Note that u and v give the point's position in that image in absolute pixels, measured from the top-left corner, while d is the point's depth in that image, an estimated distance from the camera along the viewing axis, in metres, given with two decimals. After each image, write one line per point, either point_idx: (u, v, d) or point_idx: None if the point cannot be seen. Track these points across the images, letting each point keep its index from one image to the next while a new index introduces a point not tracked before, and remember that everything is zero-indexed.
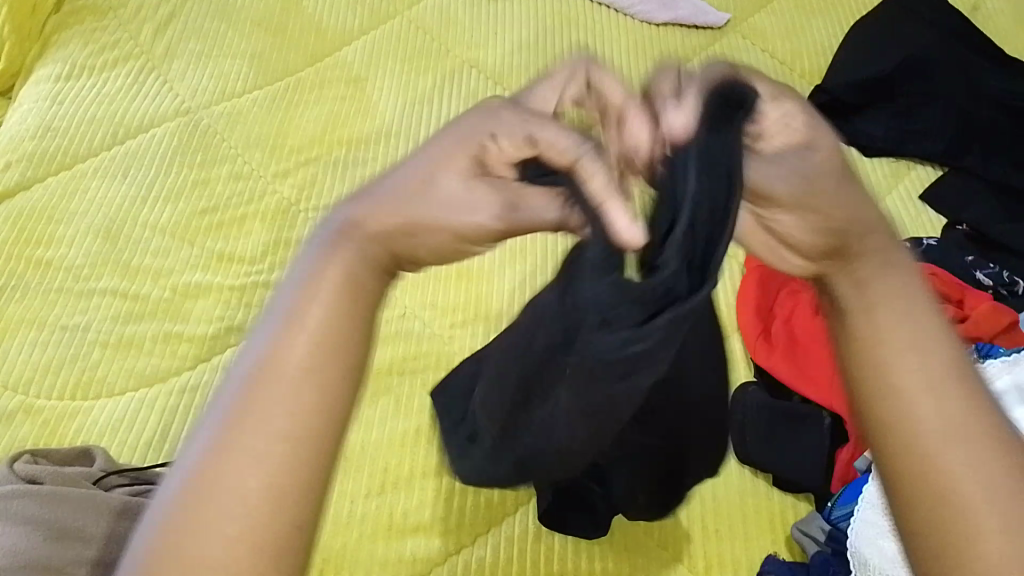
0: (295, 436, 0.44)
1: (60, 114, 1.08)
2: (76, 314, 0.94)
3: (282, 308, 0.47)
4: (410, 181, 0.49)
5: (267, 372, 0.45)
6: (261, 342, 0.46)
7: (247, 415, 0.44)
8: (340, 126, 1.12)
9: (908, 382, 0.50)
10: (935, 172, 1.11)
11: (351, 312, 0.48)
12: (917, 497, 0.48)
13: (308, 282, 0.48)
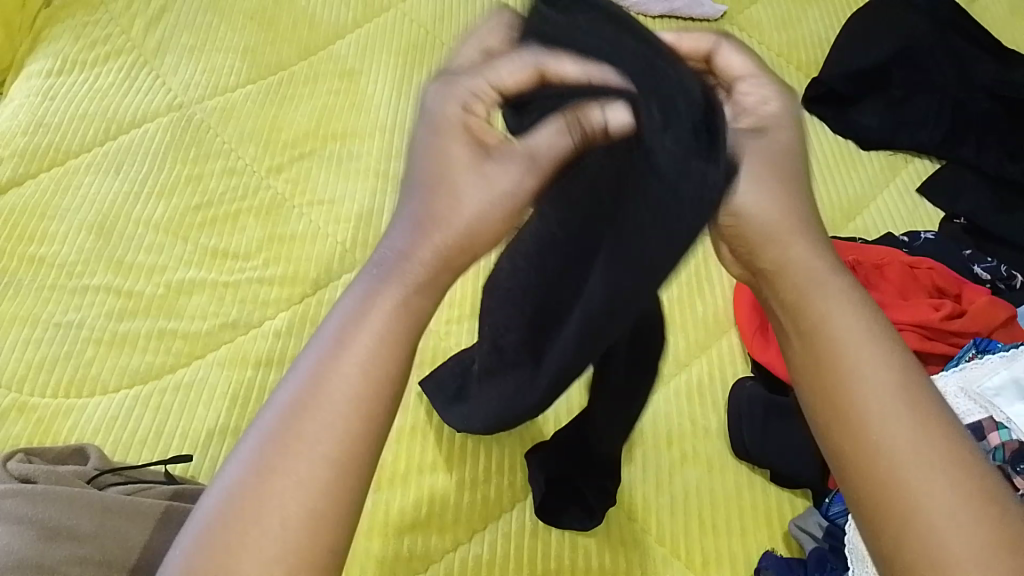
0: (339, 470, 0.42)
1: (52, 109, 1.07)
2: (69, 311, 0.93)
3: (336, 323, 0.45)
4: (437, 171, 0.48)
5: (315, 397, 0.43)
6: (311, 360, 0.44)
7: (293, 442, 0.42)
8: (334, 120, 1.12)
9: (871, 403, 0.46)
10: (931, 164, 1.10)
11: (405, 336, 0.45)
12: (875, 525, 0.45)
13: (369, 292, 0.46)
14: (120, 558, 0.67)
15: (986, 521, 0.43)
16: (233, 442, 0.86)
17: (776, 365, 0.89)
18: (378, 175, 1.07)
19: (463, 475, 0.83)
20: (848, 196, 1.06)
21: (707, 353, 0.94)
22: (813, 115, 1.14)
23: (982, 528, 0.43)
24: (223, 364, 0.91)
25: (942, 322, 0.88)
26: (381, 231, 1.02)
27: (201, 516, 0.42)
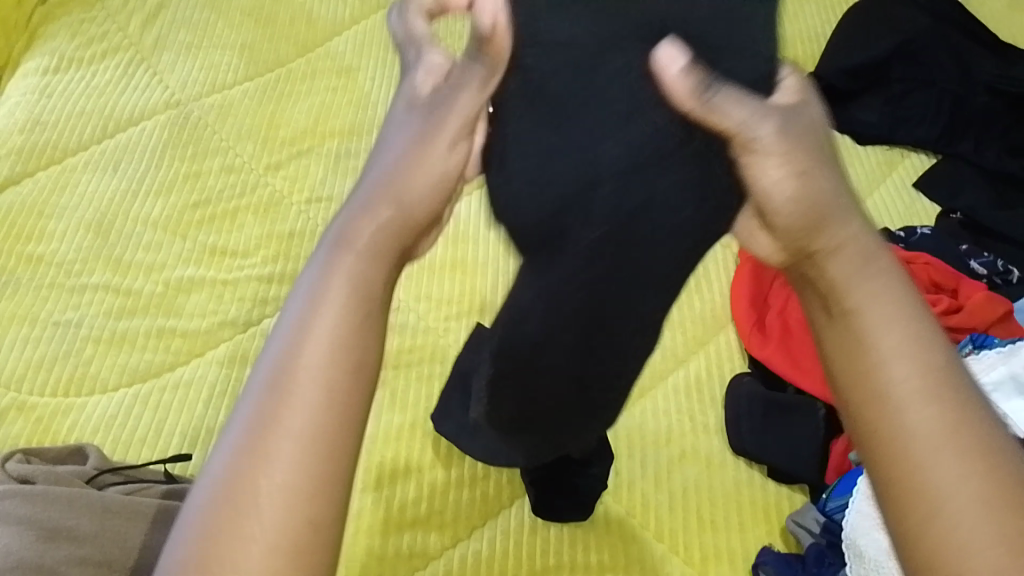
0: (319, 447, 0.42)
1: (49, 106, 1.07)
2: (68, 309, 0.93)
3: (303, 303, 0.45)
4: (392, 160, 0.51)
5: (289, 374, 0.43)
6: (280, 341, 0.44)
7: (270, 423, 0.42)
8: (332, 117, 1.12)
9: (898, 392, 0.46)
10: (928, 159, 1.10)
11: (371, 314, 0.46)
12: (900, 510, 0.45)
13: (329, 270, 0.46)
14: (121, 557, 0.67)
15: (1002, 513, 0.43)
16: None
17: (773, 360, 0.90)
18: None
19: (462, 472, 0.83)
20: None
21: (706, 349, 0.93)
22: None
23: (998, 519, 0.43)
24: (222, 362, 0.91)
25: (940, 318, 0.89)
26: None
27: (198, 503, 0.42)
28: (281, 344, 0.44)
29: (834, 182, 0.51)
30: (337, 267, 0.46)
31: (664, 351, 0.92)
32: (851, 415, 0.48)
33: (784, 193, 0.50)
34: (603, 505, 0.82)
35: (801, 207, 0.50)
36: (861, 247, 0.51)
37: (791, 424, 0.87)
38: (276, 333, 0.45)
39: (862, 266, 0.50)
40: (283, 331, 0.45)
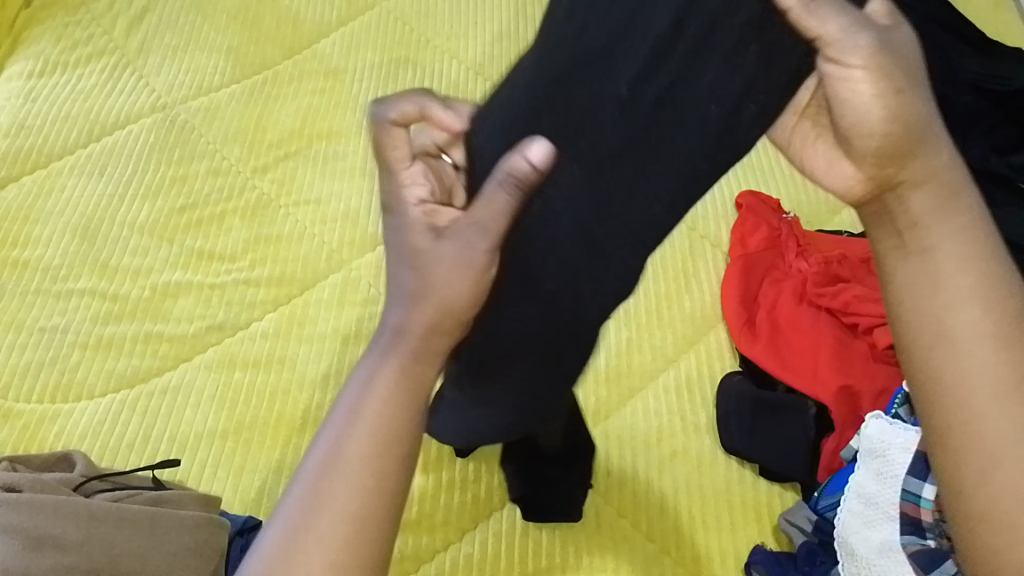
0: (355, 529, 0.48)
1: (34, 111, 1.06)
2: (54, 315, 0.92)
3: (352, 398, 0.50)
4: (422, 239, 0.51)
5: (335, 465, 0.49)
6: (331, 433, 0.50)
7: (317, 506, 0.48)
8: (320, 119, 1.11)
9: (955, 336, 0.52)
10: None
11: (410, 407, 0.50)
12: (956, 455, 0.53)
13: (369, 381, 0.50)
14: (109, 565, 0.67)
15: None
16: (221, 445, 0.86)
17: (762, 359, 0.90)
18: (365, 175, 1.06)
19: (453, 474, 0.83)
20: None
21: (697, 348, 0.93)
22: None
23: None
24: (210, 367, 0.90)
25: None
26: (368, 231, 1.01)
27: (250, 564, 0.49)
28: (324, 447, 0.49)
29: (926, 100, 0.51)
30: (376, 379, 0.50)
31: (655, 351, 0.92)
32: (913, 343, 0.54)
33: (880, 115, 0.50)
34: (595, 506, 0.82)
35: (896, 129, 0.50)
36: (947, 178, 0.53)
37: (782, 422, 0.87)
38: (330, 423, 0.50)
39: (942, 204, 0.53)
40: (329, 432, 0.50)
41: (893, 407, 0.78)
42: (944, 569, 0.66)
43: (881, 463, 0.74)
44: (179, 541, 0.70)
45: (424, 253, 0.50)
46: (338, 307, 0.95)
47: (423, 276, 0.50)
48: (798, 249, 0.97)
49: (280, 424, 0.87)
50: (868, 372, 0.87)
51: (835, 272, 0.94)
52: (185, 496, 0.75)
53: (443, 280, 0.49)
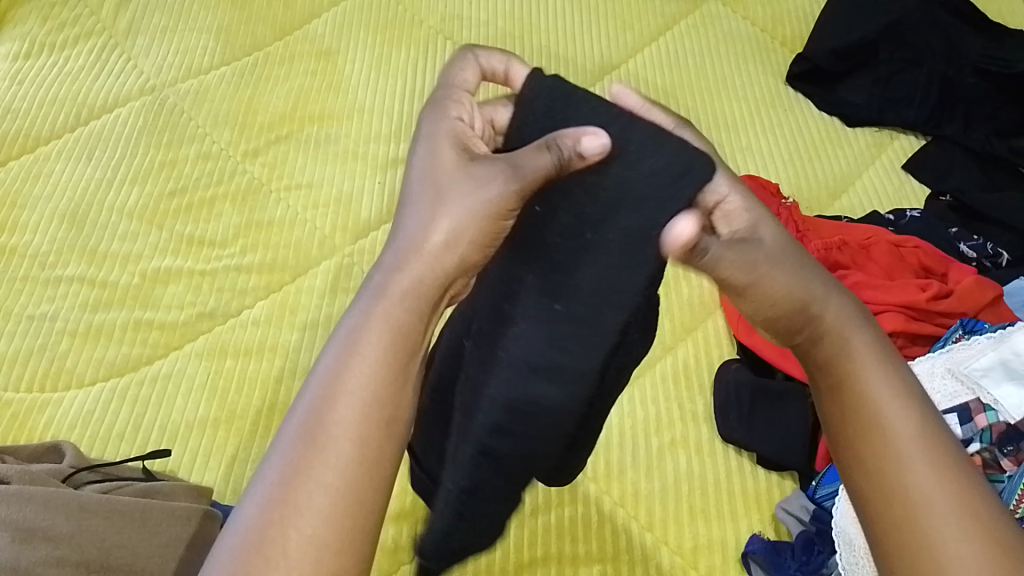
0: (364, 457, 0.47)
1: (20, 94, 1.05)
2: (42, 302, 0.91)
3: (344, 323, 0.49)
4: (425, 168, 0.53)
5: (332, 390, 0.47)
6: (323, 364, 0.48)
7: (317, 443, 0.46)
8: (311, 101, 1.09)
9: (887, 416, 0.54)
10: (917, 140, 1.09)
11: (407, 332, 0.49)
12: (874, 483, 0.53)
13: (357, 333, 0.48)
14: (100, 558, 0.65)
15: (988, 544, 0.50)
16: (213, 435, 0.84)
17: (762, 348, 0.88)
18: (358, 159, 1.04)
19: None
20: (833, 175, 1.04)
21: (694, 336, 0.92)
22: (798, 90, 1.12)
23: (981, 548, 0.49)
24: (201, 355, 0.89)
25: (929, 303, 0.82)
26: (360, 217, 1.00)
27: (229, 542, 0.45)
28: (312, 399, 0.47)
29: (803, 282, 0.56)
30: (363, 336, 0.48)
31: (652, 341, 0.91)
32: (836, 417, 0.56)
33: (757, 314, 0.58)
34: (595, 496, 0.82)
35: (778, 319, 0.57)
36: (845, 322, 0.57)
37: (782, 414, 0.86)
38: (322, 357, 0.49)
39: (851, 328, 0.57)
40: (318, 377, 0.48)
41: None
42: None
43: None
44: (170, 532, 0.69)
45: (443, 153, 0.54)
46: (332, 294, 0.93)
47: (429, 173, 0.53)
48: (797, 235, 0.89)
49: (271, 413, 0.86)
50: None
51: (835, 260, 0.87)
52: (176, 487, 0.73)
53: (458, 175, 0.52)
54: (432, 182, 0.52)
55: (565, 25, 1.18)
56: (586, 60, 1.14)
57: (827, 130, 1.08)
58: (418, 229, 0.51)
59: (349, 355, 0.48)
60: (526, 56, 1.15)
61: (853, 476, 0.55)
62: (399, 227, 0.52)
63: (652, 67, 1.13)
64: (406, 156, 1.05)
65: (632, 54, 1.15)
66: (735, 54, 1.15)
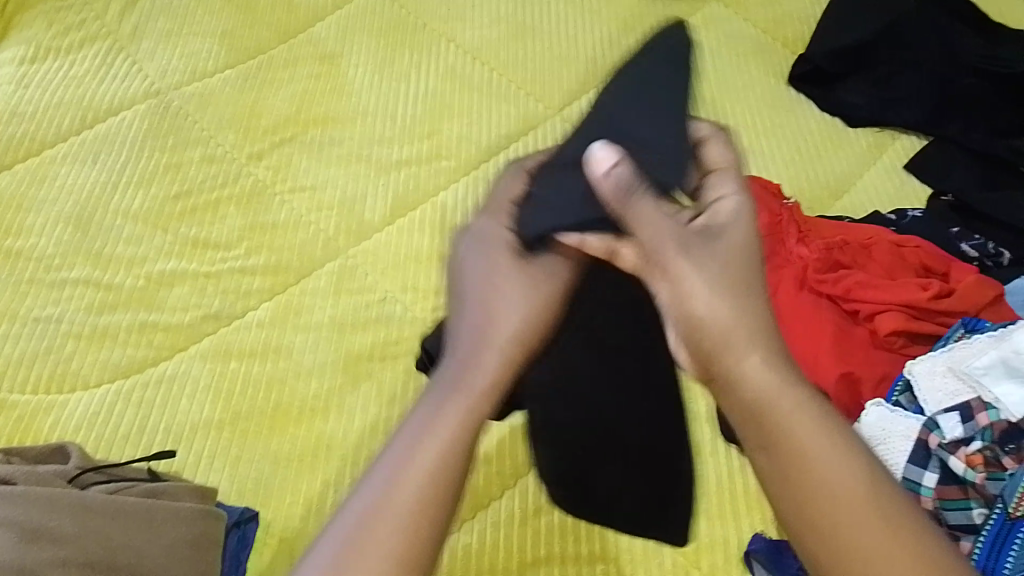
0: (437, 506, 0.49)
1: (26, 98, 1.05)
2: (48, 305, 0.92)
3: (427, 393, 0.54)
4: (482, 267, 0.58)
5: (413, 447, 0.50)
6: (409, 429, 0.52)
7: (393, 490, 0.49)
8: (314, 104, 1.10)
9: (829, 470, 0.49)
10: (918, 140, 1.09)
11: (481, 406, 0.53)
12: (823, 551, 0.48)
13: (434, 413, 0.52)
14: (105, 557, 0.65)
15: None
16: (217, 437, 0.84)
17: None
18: (361, 161, 1.05)
19: None
20: (835, 175, 1.04)
21: None
22: (799, 91, 1.13)
23: None
24: (206, 357, 0.89)
25: (931, 303, 0.82)
26: (364, 219, 1.00)
27: None
28: (392, 457, 0.50)
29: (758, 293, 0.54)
30: (443, 410, 0.52)
31: None
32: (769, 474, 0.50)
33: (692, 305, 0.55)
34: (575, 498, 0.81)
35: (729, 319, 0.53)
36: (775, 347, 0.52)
37: None
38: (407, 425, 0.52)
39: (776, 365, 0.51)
40: (401, 439, 0.51)
41: (895, 393, 0.76)
42: None
43: (881, 451, 0.72)
44: (175, 532, 0.69)
45: (491, 265, 0.58)
46: (335, 295, 0.94)
47: (481, 285, 0.57)
48: (798, 235, 0.90)
49: (274, 413, 0.86)
50: (871, 359, 0.80)
51: (837, 259, 0.87)
52: (180, 487, 0.73)
53: (511, 303, 0.56)
54: (491, 289, 0.57)
55: (567, 28, 1.19)
56: (588, 62, 1.15)
57: (829, 130, 1.09)
58: (482, 319, 0.56)
59: (429, 421, 0.52)
60: (528, 58, 1.15)
61: (800, 540, 0.49)
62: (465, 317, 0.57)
63: None
64: (409, 159, 1.05)
65: (634, 55, 1.15)
66: (736, 56, 1.16)
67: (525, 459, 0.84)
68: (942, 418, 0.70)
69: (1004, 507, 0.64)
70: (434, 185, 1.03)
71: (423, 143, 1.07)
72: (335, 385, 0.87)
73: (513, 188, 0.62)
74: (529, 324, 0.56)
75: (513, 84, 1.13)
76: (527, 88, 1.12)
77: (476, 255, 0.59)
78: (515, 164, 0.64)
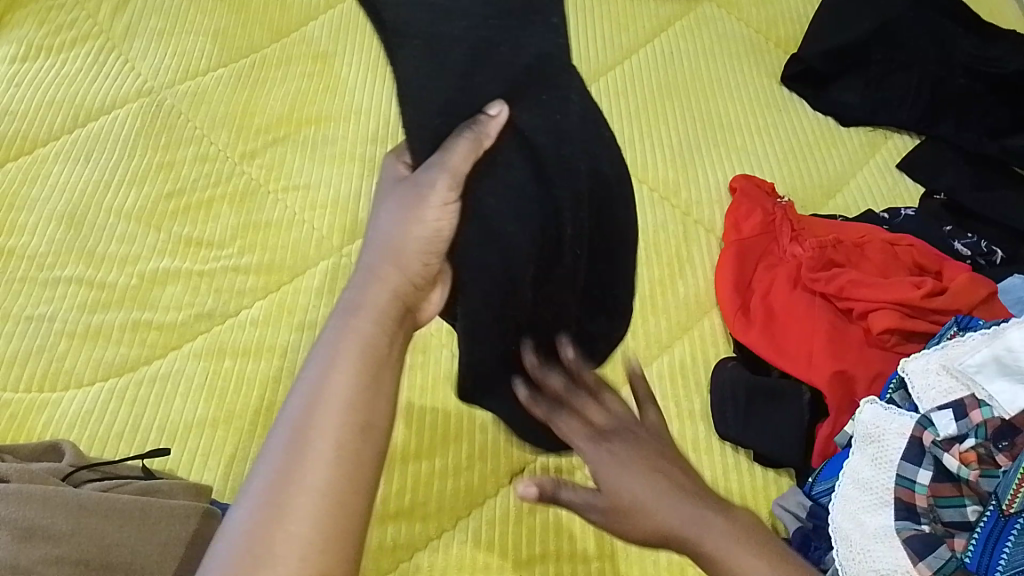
0: (350, 444, 0.49)
1: (18, 96, 1.05)
2: (40, 304, 0.91)
3: (323, 342, 0.53)
4: (393, 198, 0.59)
5: (317, 395, 0.50)
6: (305, 381, 0.51)
7: (303, 435, 0.49)
8: (307, 103, 1.10)
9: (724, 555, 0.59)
10: (911, 140, 1.09)
11: (380, 335, 0.54)
12: None
13: (330, 359, 0.52)
14: (99, 555, 0.65)
15: None
16: (211, 435, 0.84)
17: (757, 345, 0.84)
18: (355, 160, 1.05)
19: (446, 462, 0.83)
20: (828, 174, 1.05)
21: (691, 335, 0.90)
22: (792, 91, 1.13)
23: None
24: (200, 356, 0.89)
25: (924, 301, 0.82)
26: (358, 218, 1.00)
27: (224, 547, 0.46)
28: (297, 409, 0.50)
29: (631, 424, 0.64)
30: (338, 353, 0.52)
31: (648, 339, 0.88)
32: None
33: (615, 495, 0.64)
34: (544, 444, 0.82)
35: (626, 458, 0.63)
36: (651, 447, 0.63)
37: (775, 410, 0.82)
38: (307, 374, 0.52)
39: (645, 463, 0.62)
40: (300, 393, 0.51)
41: (888, 391, 0.76)
42: (939, 554, 0.66)
43: (875, 449, 0.73)
44: (169, 530, 0.69)
45: (404, 199, 0.58)
46: (329, 294, 0.94)
47: (389, 229, 0.57)
48: (792, 234, 0.92)
49: (268, 411, 0.86)
50: (863, 357, 0.81)
51: (830, 258, 0.88)
52: (175, 485, 0.71)
53: (419, 229, 0.57)
54: (404, 211, 0.58)
55: None
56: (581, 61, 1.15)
57: (822, 130, 1.09)
58: (389, 233, 0.57)
59: (327, 369, 0.51)
60: None
61: None
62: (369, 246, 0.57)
63: (647, 66, 1.13)
64: None
65: (627, 55, 1.14)
66: (729, 56, 1.16)
67: (520, 457, 0.84)
68: (936, 416, 0.70)
69: (998, 504, 0.65)
70: None
71: None
72: None
73: (461, 149, 0.58)
74: (437, 238, 0.58)
75: None
76: None
77: (388, 197, 0.59)
78: (392, 155, 0.65)
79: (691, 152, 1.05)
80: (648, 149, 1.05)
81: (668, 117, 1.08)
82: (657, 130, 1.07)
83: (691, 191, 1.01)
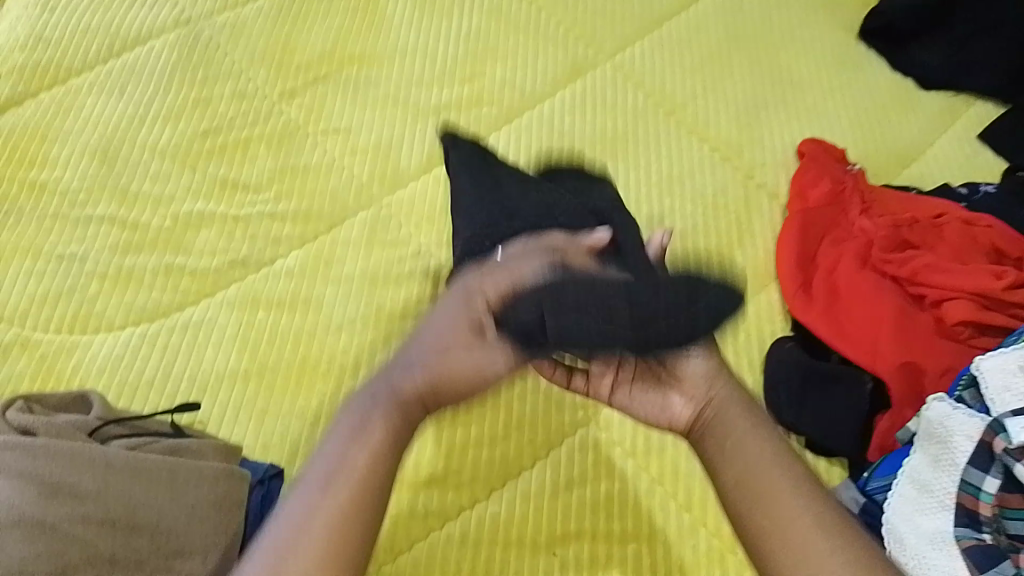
0: (343, 539, 0.52)
1: (53, 22, 1.01)
2: (72, 243, 0.89)
3: (345, 429, 0.57)
4: (451, 312, 0.58)
5: (331, 478, 0.54)
6: (317, 469, 0.55)
7: (304, 525, 0.52)
8: (351, 41, 1.05)
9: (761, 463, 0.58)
10: (996, 108, 1.01)
11: (395, 442, 0.57)
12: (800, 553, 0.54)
13: (343, 453, 0.55)
14: (127, 516, 0.63)
15: None
16: (243, 389, 0.81)
17: (818, 328, 0.80)
18: (398, 104, 1.00)
19: (483, 430, 0.80)
20: (903, 142, 0.98)
21: (746, 310, 0.86)
22: (870, 48, 1.06)
23: None
24: (233, 305, 0.86)
25: (1005, 292, 0.76)
26: (399, 166, 0.95)
27: None
28: (303, 501, 0.53)
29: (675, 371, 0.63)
30: (353, 447, 0.56)
31: None
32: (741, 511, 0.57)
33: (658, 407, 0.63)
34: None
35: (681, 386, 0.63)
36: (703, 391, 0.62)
37: (833, 399, 0.78)
38: (325, 456, 0.56)
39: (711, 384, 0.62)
40: (312, 482, 0.54)
41: (957, 389, 0.72)
42: (1002, 569, 0.62)
43: (940, 450, 0.69)
44: (198, 493, 0.67)
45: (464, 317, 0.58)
46: (367, 247, 0.90)
47: (439, 333, 0.58)
48: (862, 206, 0.87)
49: (302, 367, 0.83)
50: (933, 349, 0.77)
51: (904, 237, 0.83)
52: (206, 446, 0.70)
53: (461, 351, 0.57)
54: (450, 326, 0.58)
55: None
56: (642, 6, 1.08)
57: (899, 93, 1.02)
58: (432, 341, 0.58)
59: (340, 465, 0.55)
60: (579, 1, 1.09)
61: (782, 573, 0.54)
62: (408, 344, 0.60)
63: (712, 18, 1.07)
64: (449, 103, 1.00)
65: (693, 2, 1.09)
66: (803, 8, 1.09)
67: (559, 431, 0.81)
68: (1010, 421, 0.65)
69: None
70: (473, 133, 0.97)
71: (464, 87, 1.01)
72: (365, 342, 0.84)
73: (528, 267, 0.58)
74: (479, 370, 0.57)
75: (561, 27, 1.06)
76: (576, 32, 1.06)
77: (450, 304, 0.59)
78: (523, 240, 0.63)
79: (753, 113, 0.99)
80: (711, 106, 0.99)
81: (731, 74, 1.02)
82: (720, 88, 1.01)
83: (755, 153, 0.96)
